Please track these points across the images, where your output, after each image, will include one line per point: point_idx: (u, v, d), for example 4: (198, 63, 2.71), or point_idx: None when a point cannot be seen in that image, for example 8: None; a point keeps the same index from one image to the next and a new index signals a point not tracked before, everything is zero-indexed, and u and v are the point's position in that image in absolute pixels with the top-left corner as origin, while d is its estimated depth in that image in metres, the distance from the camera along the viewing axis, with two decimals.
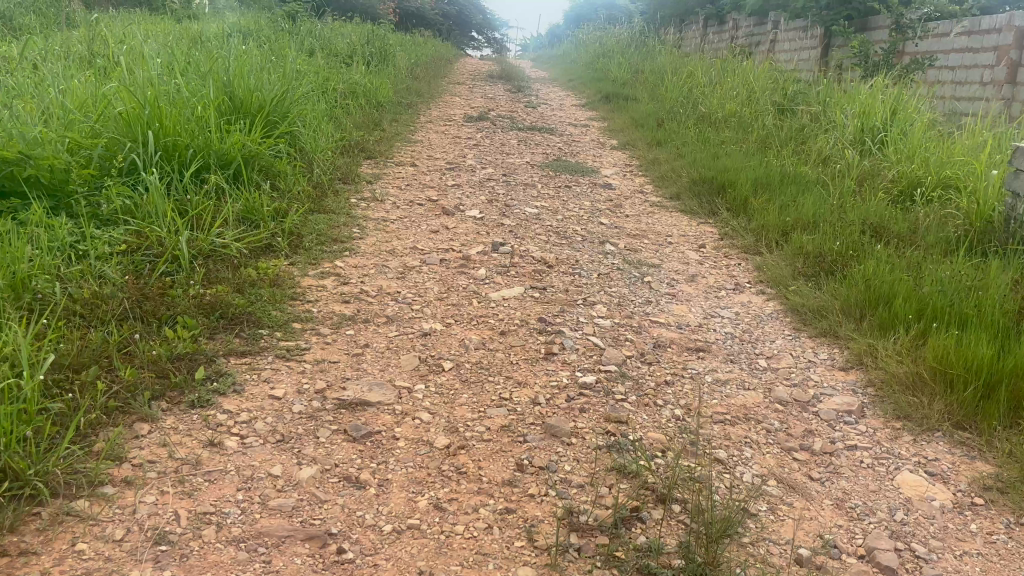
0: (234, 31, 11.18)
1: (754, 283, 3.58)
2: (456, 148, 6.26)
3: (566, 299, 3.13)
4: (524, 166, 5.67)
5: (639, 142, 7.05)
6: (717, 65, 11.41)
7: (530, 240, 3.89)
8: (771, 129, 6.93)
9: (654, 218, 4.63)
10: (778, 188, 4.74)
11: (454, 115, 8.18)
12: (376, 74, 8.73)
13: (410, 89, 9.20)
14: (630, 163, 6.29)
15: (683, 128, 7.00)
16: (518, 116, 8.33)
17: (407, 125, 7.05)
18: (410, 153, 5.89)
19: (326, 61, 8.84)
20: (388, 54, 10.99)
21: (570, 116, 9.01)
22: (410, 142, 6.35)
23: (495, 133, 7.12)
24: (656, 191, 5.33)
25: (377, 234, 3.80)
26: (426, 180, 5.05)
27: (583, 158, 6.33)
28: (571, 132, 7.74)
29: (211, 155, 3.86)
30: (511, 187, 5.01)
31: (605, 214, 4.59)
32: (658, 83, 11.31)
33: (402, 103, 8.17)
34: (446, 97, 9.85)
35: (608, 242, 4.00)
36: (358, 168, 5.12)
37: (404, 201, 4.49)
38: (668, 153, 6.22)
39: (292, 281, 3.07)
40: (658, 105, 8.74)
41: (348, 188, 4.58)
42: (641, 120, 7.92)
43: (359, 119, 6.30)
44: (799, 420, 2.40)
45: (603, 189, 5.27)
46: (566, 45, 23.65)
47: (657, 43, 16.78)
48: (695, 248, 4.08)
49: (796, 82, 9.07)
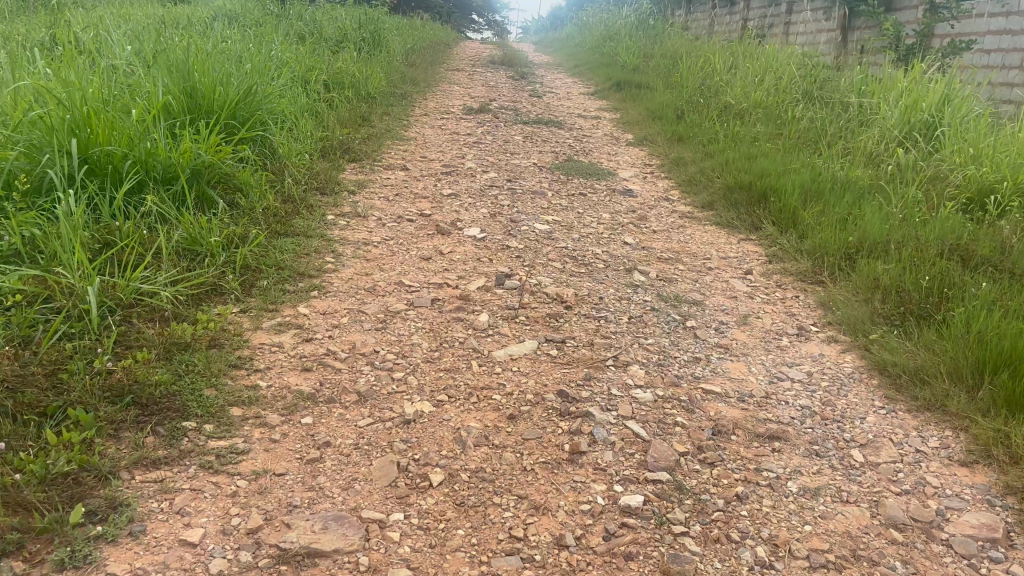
0: (215, 16, 10.44)
1: (820, 328, 2.89)
2: (453, 147, 5.55)
3: (592, 358, 2.45)
4: (532, 169, 4.97)
5: (657, 136, 6.34)
6: (733, 49, 10.65)
7: (542, 269, 3.20)
8: (804, 123, 6.21)
9: (686, 235, 3.93)
10: (831, 198, 4.04)
11: (452, 106, 7.47)
12: (368, 62, 8.01)
13: (404, 78, 8.48)
14: (649, 162, 5.59)
15: (708, 122, 6.29)
16: (522, 107, 7.62)
17: (399, 120, 6.35)
18: (400, 154, 5.19)
19: (312, 48, 8.11)
20: (382, 38, 10.25)
21: (579, 106, 8.30)
22: (401, 140, 5.65)
23: (497, 128, 6.42)
24: (683, 199, 4.63)
25: (355, 264, 3.11)
26: (418, 189, 4.35)
27: (597, 157, 5.63)
28: (581, 125, 7.03)
29: (155, 165, 3.15)
30: (517, 196, 4.31)
31: (629, 231, 3.90)
32: (671, 69, 10.57)
33: (395, 95, 7.45)
34: (444, 86, 9.14)
35: (637, 270, 3.31)
36: (339, 174, 4.42)
37: (391, 217, 3.79)
38: (692, 152, 5.51)
39: (239, 340, 2.38)
40: (674, 94, 8.02)
41: (325, 201, 3.89)
42: (657, 112, 7.19)
43: (343, 114, 5.60)
44: (930, 562, 1.71)
45: (623, 197, 4.57)
46: (569, 29, 22.87)
47: (665, 25, 15.98)
48: (740, 276, 3.38)
49: (824, 67, 8.31)
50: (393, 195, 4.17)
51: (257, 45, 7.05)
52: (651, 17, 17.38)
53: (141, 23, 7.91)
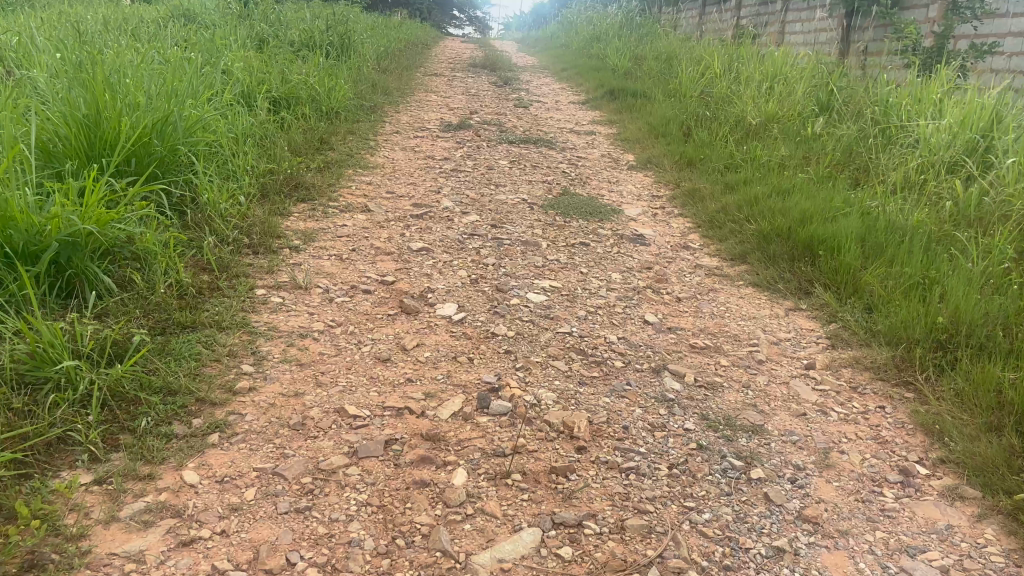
0: (167, 18, 9.53)
1: (932, 474, 2.06)
2: (426, 176, 4.69)
3: (624, 562, 1.60)
4: (520, 207, 4.12)
5: (663, 159, 5.52)
6: (732, 51, 9.82)
7: (541, 373, 2.36)
8: (828, 148, 5.42)
9: (719, 304, 3.09)
10: (897, 258, 3.21)
11: (428, 121, 6.62)
12: (333, 71, 7.13)
13: (374, 87, 7.61)
14: (658, 194, 4.76)
15: (720, 144, 5.46)
16: (507, 122, 6.78)
17: (365, 143, 5.49)
18: (359, 188, 4.31)
19: (270, 55, 7.23)
20: (352, 41, 9.36)
21: (570, 119, 7.46)
22: (363, 167, 4.77)
23: (479, 150, 5.57)
24: (706, 247, 3.80)
25: (281, 375, 2.25)
26: (378, 241, 3.48)
27: (596, 188, 4.80)
28: (574, 143, 6.20)
29: (9, 237, 2.24)
30: (503, 249, 3.46)
31: (647, 300, 3.06)
32: (667, 75, 9.76)
33: (362, 108, 6.58)
34: (421, 95, 8.29)
35: (667, 369, 2.47)
36: (279, 222, 3.54)
37: (340, 288, 2.92)
38: (707, 182, 4.69)
39: (74, 551, 1.50)
40: (674, 105, 7.19)
41: (256, 265, 3.02)
42: (659, 127, 6.37)
43: (296, 140, 4.73)
44: None
45: (633, 246, 3.74)
46: (552, 28, 22.05)
47: (655, 23, 15.17)
48: (801, 378, 2.55)
49: (838, 74, 7.51)
50: (346, 252, 3.30)
51: (202, 56, 6.17)
52: (639, 16, 16.56)
53: (73, 23, 6.99)
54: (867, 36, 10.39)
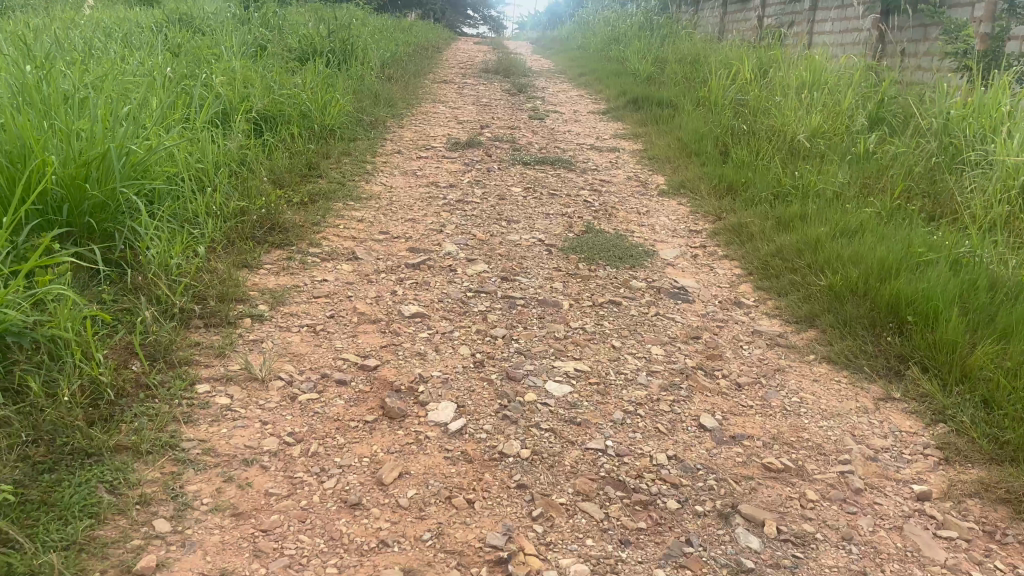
0: (159, 24, 8.97)
1: None
2: (426, 210, 4.05)
3: None
4: (536, 251, 3.48)
5: (698, 184, 4.86)
6: (762, 55, 9.13)
7: (566, 527, 1.71)
8: (887, 171, 4.76)
9: (789, 396, 2.44)
10: (1013, 330, 2.55)
11: (434, 138, 5.99)
12: (330, 83, 6.52)
13: (376, 100, 7.00)
14: (696, 229, 4.11)
15: (764, 169, 4.81)
16: (521, 138, 6.15)
17: (360, 166, 4.87)
18: (347, 227, 3.68)
19: (262, 66, 6.63)
20: (355, 46, 8.76)
21: (590, 132, 6.81)
22: (355, 199, 4.14)
23: (489, 174, 4.93)
24: (761, 305, 3.14)
25: (208, 538, 1.62)
26: (362, 303, 2.85)
27: (624, 221, 4.15)
28: (595, 163, 5.55)
29: None
30: (515, 312, 2.82)
31: (699, 390, 2.41)
32: (693, 82, 9.09)
33: (361, 124, 5.97)
34: (428, 106, 7.67)
35: (736, 513, 1.82)
36: (244, 279, 2.92)
37: (307, 378, 2.29)
38: (752, 217, 4.03)
39: None
40: (704, 117, 6.53)
41: (204, 346, 2.40)
42: (689, 143, 5.72)
43: (278, 171, 4.11)
44: None
45: (673, 303, 3.09)
46: (568, 30, 21.40)
47: (675, 24, 14.47)
48: (916, 516, 1.90)
49: (885, 83, 6.83)
50: (321, 322, 2.67)
51: (183, 71, 5.58)
52: (657, 16, 15.87)
53: (47, 31, 6.42)
54: (905, 37, 9.67)
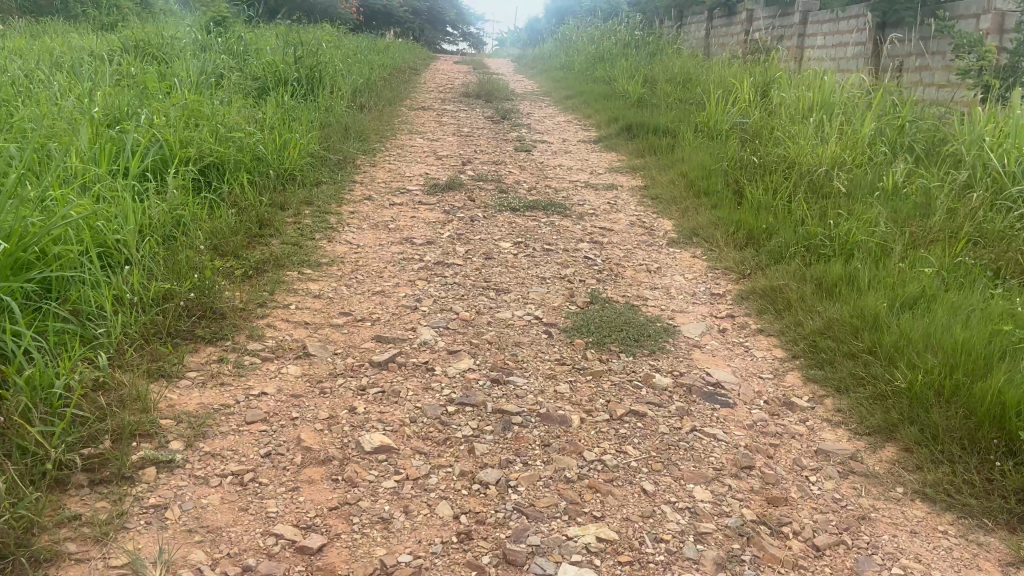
0: (112, 53, 8.30)
1: None
2: (398, 278, 3.40)
3: None
4: (532, 335, 2.83)
5: (711, 231, 4.25)
6: (760, 77, 8.58)
7: None
8: (927, 211, 4.16)
9: (887, 564, 1.79)
10: None
11: (409, 178, 5.36)
12: (292, 123, 5.88)
13: (345, 137, 6.38)
14: (718, 293, 3.47)
15: (786, 217, 4.19)
16: (507, 176, 5.53)
17: (322, 220, 4.22)
18: (300, 307, 3.02)
19: (217, 102, 5.98)
20: (324, 74, 8.13)
21: (582, 165, 6.20)
22: (312, 267, 3.48)
23: (471, 224, 4.30)
24: (818, 409, 2.49)
25: None
26: (309, 429, 2.18)
27: (632, 283, 3.52)
28: (591, 204, 4.93)
29: None
30: (510, 435, 2.16)
31: (768, 564, 1.75)
32: (687, 105, 8.52)
33: (326, 167, 5.34)
34: (403, 138, 7.05)
35: None
36: (157, 398, 2.25)
37: (223, 575, 1.62)
38: (783, 277, 3.41)
39: None
40: (707, 148, 5.93)
41: (80, 523, 1.72)
42: (695, 180, 5.10)
43: (217, 238, 3.47)
44: None
45: (710, 408, 2.44)
46: (549, 47, 20.89)
47: (662, 41, 13.94)
48: None
49: (901, 107, 6.27)
50: (251, 467, 2.00)
51: (122, 110, 4.91)
52: (642, 31, 15.35)
53: None
54: (908, 52, 9.14)
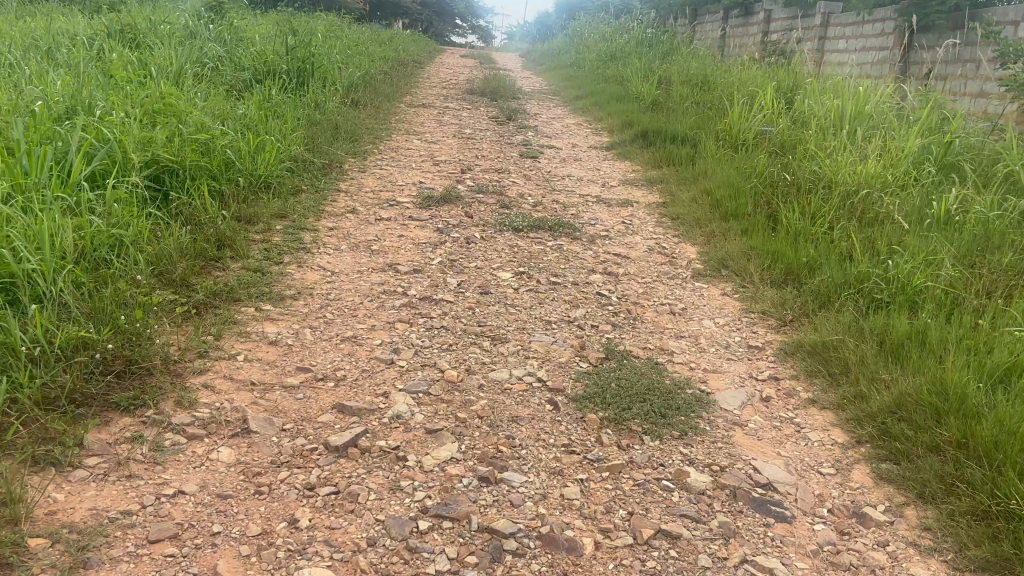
0: (93, 36, 7.76)
1: None
2: (375, 319, 2.84)
3: None
4: (534, 406, 2.27)
5: (741, 263, 3.69)
6: (784, 86, 7.99)
7: None
8: (994, 244, 3.59)
9: None
10: None
11: (400, 188, 4.80)
12: (274, 124, 5.33)
13: (333, 138, 5.83)
14: (756, 347, 2.91)
15: (829, 252, 3.64)
16: (509, 188, 4.97)
17: (295, 238, 3.67)
18: (249, 360, 2.46)
19: (193, 97, 5.43)
20: (317, 68, 7.57)
21: (592, 176, 5.65)
22: (274, 302, 2.92)
23: (466, 247, 3.75)
24: (898, 524, 1.93)
25: None
26: (231, 554, 1.63)
27: (654, 330, 2.96)
28: (604, 224, 4.37)
29: None
30: (500, 572, 1.60)
31: None
32: (706, 111, 7.95)
33: (308, 173, 4.79)
34: (398, 139, 6.49)
35: None
36: (34, 500, 1.70)
37: None
38: (836, 329, 2.85)
39: None
40: (732, 163, 5.37)
41: None
42: (721, 199, 4.53)
43: (159, 268, 2.93)
44: None
45: (761, 524, 1.88)
46: (558, 43, 20.28)
47: (677, 41, 13.33)
48: None
49: (947, 121, 5.68)
50: None
51: (79, 103, 4.36)
52: (655, 28, 14.75)
53: None
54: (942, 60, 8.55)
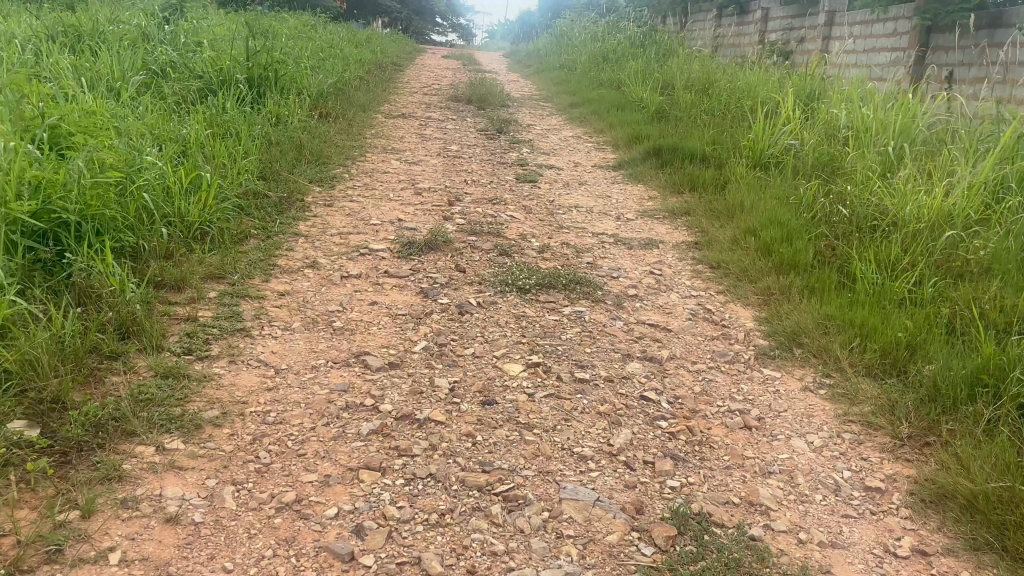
0: (26, 37, 6.80)
1: None
2: (332, 461, 1.95)
3: None
4: None
5: (817, 340, 2.83)
6: (805, 91, 7.14)
7: None
8: None
9: None
10: None
11: (373, 228, 3.92)
12: (223, 149, 4.42)
13: (294, 162, 4.93)
14: (877, 492, 2.04)
15: (931, 326, 2.79)
16: (506, 227, 4.09)
17: (232, 312, 2.78)
18: (127, 562, 1.56)
19: (125, 116, 4.53)
20: (282, 76, 6.66)
21: (601, 205, 4.78)
22: (185, 433, 2.02)
23: (459, 318, 2.86)
24: None
25: None
26: None
27: (732, 466, 2.09)
28: (628, 276, 3.51)
29: None
30: None
31: None
32: (720, 123, 7.13)
33: (260, 212, 3.89)
34: (373, 158, 5.60)
35: None
36: None
37: None
38: (993, 467, 1.98)
39: None
40: (770, 193, 4.52)
41: None
42: (772, 243, 3.68)
43: (18, 385, 2.01)
44: None
45: None
46: (542, 44, 19.42)
47: (673, 41, 12.50)
48: None
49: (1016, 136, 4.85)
50: None
51: None
52: (647, 27, 13.91)
53: None
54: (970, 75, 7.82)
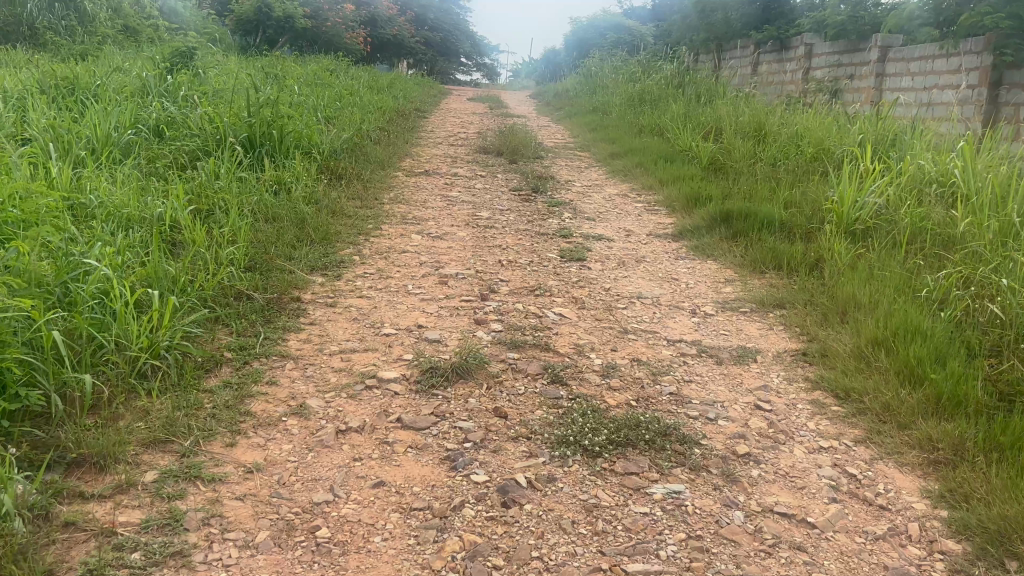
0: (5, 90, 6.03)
1: None
2: None
3: None
4: None
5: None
6: (882, 136, 6.15)
7: None
8: None
9: None
10: None
11: (384, 342, 3.02)
12: (203, 234, 3.56)
13: (293, 241, 4.07)
14: None
15: None
16: (555, 334, 3.18)
17: (170, 515, 1.88)
18: None
19: (86, 192, 3.69)
20: (289, 133, 5.85)
21: (667, 293, 3.85)
22: None
23: (503, 514, 1.95)
24: None
25: None
26: None
27: None
28: (728, 417, 2.57)
29: None
30: None
31: None
32: (785, 176, 6.17)
33: (241, 324, 3.02)
34: (387, 231, 4.73)
35: None
36: None
37: None
38: None
39: None
40: (885, 283, 3.56)
41: None
42: (919, 366, 2.72)
43: None
44: None
45: None
46: (569, 84, 18.65)
47: (714, 80, 11.62)
48: None
49: None
50: None
51: None
52: (683, 65, 13.06)
53: None
54: None
